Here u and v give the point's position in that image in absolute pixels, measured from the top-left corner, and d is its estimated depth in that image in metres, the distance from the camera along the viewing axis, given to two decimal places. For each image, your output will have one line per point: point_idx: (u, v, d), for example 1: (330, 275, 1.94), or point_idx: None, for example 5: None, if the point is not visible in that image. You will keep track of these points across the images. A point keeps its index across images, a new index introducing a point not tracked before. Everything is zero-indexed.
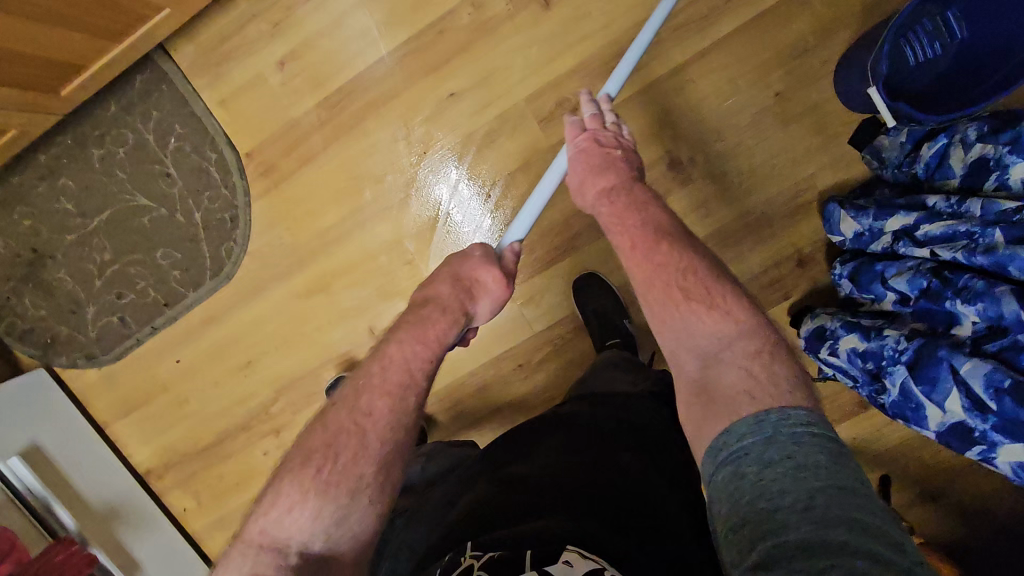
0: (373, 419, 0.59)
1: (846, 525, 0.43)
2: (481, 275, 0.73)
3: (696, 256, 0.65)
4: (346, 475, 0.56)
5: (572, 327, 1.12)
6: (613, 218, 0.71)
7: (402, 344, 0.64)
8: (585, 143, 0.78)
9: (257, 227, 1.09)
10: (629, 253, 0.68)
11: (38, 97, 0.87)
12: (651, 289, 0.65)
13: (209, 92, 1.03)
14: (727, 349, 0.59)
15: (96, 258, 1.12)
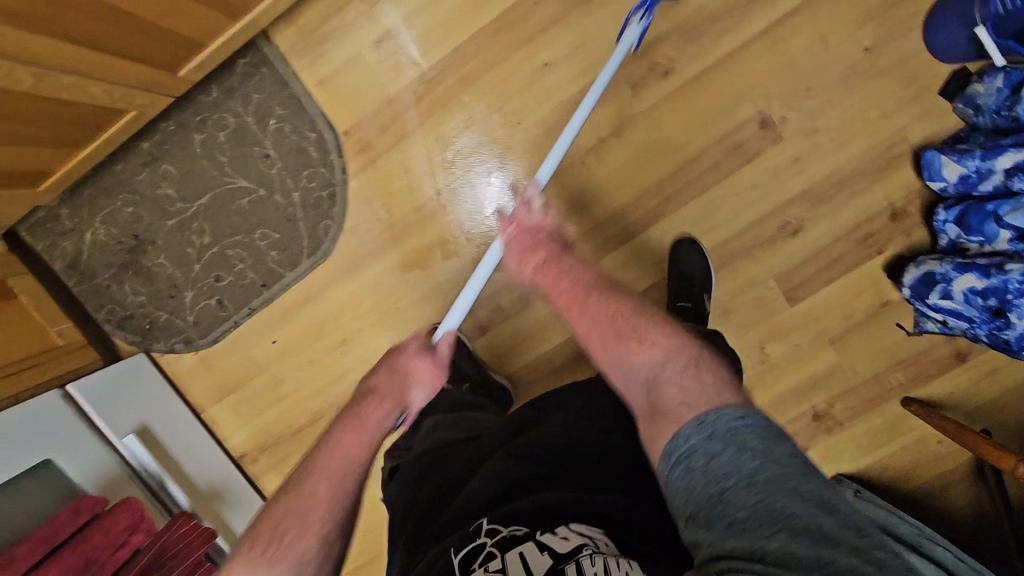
0: (316, 501, 0.64)
1: (786, 495, 0.48)
2: (413, 365, 0.81)
3: (623, 301, 0.72)
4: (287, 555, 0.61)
5: None
6: (549, 288, 0.78)
7: (341, 436, 0.70)
8: (516, 232, 0.86)
9: (354, 204, 1.11)
10: (569, 315, 0.74)
11: (160, 75, 0.90)
12: (596, 343, 0.70)
13: (308, 73, 1.07)
14: (664, 370, 0.63)
15: (195, 241, 1.14)
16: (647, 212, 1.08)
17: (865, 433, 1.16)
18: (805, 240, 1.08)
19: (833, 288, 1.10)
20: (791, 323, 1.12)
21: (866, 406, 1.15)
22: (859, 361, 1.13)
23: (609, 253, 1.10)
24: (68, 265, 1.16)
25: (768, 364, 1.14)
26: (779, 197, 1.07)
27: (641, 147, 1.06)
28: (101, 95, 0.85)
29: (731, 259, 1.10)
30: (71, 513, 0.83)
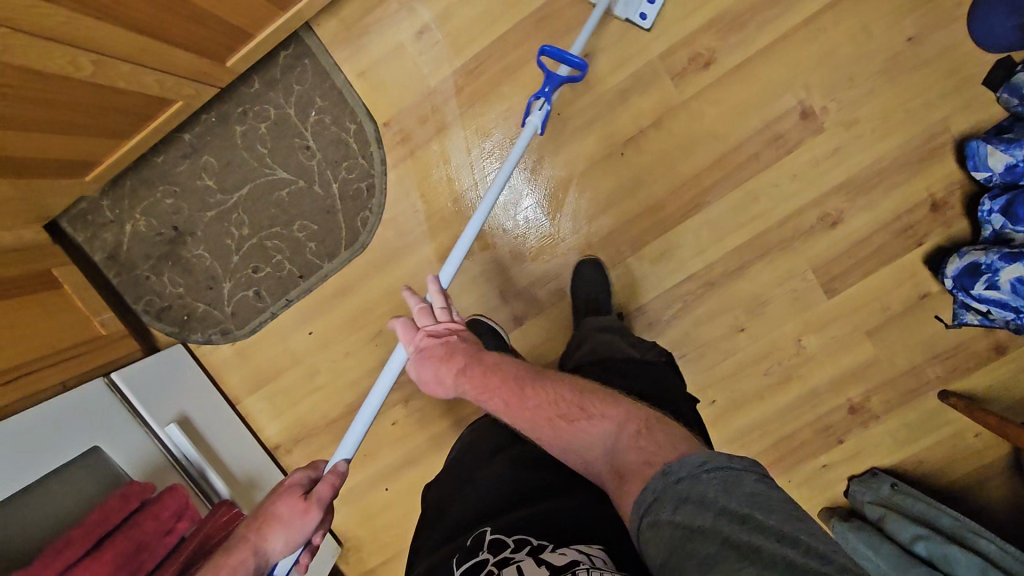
0: None
1: (755, 525, 0.44)
2: (277, 508, 0.64)
3: (558, 385, 0.65)
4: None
5: (703, 283, 1.10)
6: (479, 391, 0.68)
7: None
8: (425, 342, 0.73)
9: (392, 195, 1.12)
10: (511, 415, 0.65)
11: (208, 64, 0.91)
12: (550, 439, 0.62)
13: (350, 65, 1.08)
14: (623, 445, 0.57)
15: (234, 233, 1.15)
16: (684, 203, 1.08)
17: (900, 427, 1.13)
18: (846, 231, 1.07)
19: (872, 279, 1.08)
20: (829, 315, 1.10)
21: (902, 399, 1.12)
22: (898, 353, 1.11)
23: (647, 243, 1.10)
24: (108, 256, 1.17)
25: (807, 356, 1.12)
26: (820, 187, 1.06)
27: (680, 138, 1.06)
28: (153, 84, 0.86)
29: (771, 250, 1.08)
30: (121, 499, 0.82)
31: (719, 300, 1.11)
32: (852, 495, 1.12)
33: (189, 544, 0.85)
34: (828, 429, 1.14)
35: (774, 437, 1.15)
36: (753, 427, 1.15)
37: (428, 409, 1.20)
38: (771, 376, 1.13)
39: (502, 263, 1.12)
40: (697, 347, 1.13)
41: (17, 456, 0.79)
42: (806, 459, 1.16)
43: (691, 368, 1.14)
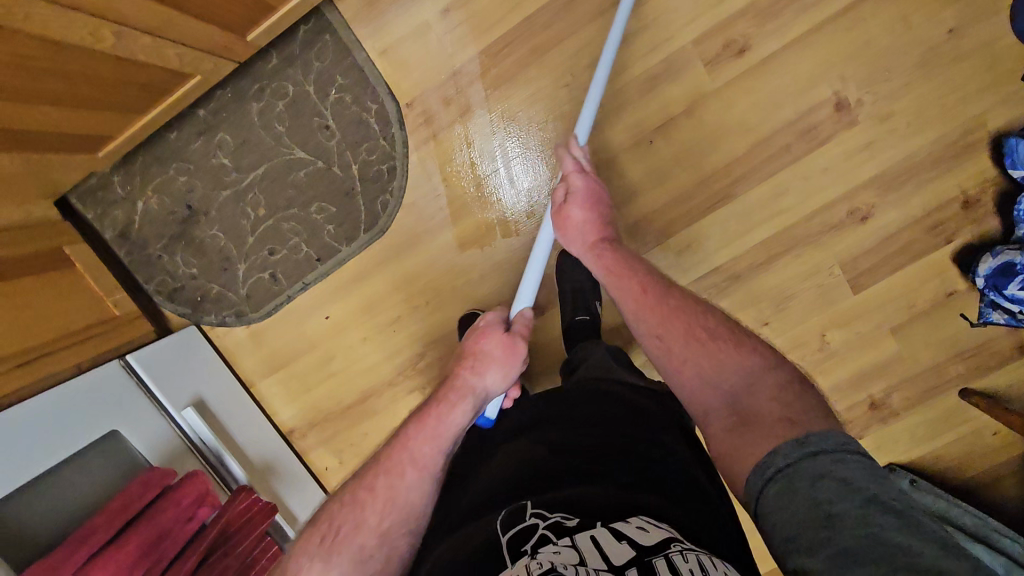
0: (391, 480, 0.67)
1: (900, 521, 0.45)
2: (486, 348, 0.81)
3: (700, 303, 0.75)
4: (349, 539, 0.64)
5: (729, 276, 1.08)
6: (617, 264, 0.83)
7: (418, 427, 0.72)
8: (581, 192, 0.90)
9: (413, 178, 1.09)
10: (640, 295, 0.77)
11: (229, 37, 0.87)
12: (672, 335, 0.72)
13: (371, 42, 1.04)
14: (765, 378, 0.63)
15: (250, 214, 1.12)
16: (712, 194, 1.06)
17: (918, 424, 1.13)
18: (875, 226, 1.05)
19: (899, 276, 1.07)
20: (854, 311, 1.09)
21: (922, 397, 1.12)
22: (919, 351, 1.10)
23: (673, 234, 1.08)
24: (119, 234, 1.14)
25: (830, 351, 1.11)
26: (852, 182, 1.03)
27: (710, 127, 1.03)
28: (173, 58, 0.82)
29: (799, 244, 1.06)
30: (141, 486, 0.80)
31: (744, 294, 1.09)
32: None
33: (211, 531, 0.84)
34: (846, 425, 1.14)
35: None
36: None
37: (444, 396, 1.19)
38: None
39: (523, 251, 1.10)
40: None
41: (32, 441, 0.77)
42: None
43: None
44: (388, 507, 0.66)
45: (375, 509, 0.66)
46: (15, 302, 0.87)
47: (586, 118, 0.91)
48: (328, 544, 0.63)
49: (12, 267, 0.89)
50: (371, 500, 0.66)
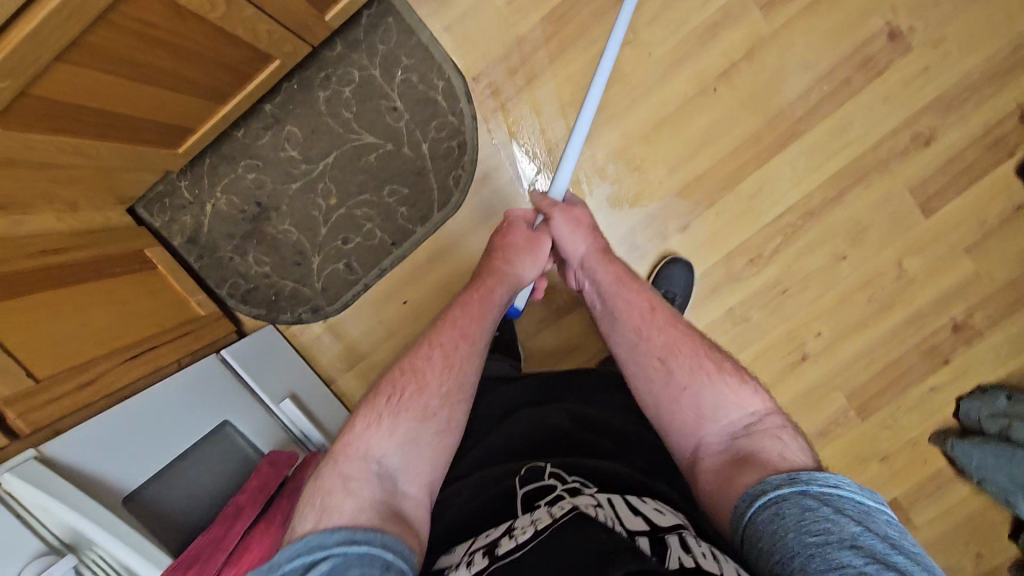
0: (446, 339, 0.68)
1: (888, 561, 0.45)
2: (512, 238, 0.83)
3: (702, 335, 0.74)
4: (415, 401, 0.62)
5: (802, 214, 1.11)
6: (625, 276, 0.81)
7: (467, 299, 0.74)
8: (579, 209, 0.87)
9: (484, 150, 1.10)
10: (648, 314, 0.76)
11: (310, 15, 0.89)
12: (676, 360, 0.70)
13: (434, 20, 1.06)
14: (763, 421, 0.64)
15: (321, 204, 1.12)
16: (779, 134, 1.08)
17: (1004, 341, 1.14)
18: (939, 148, 1.08)
19: (968, 195, 1.09)
20: (928, 236, 1.11)
21: (1004, 313, 1.13)
22: (996, 267, 1.12)
23: (744, 178, 1.10)
24: (188, 240, 1.13)
25: (908, 278, 1.13)
26: (912, 107, 1.07)
27: (772, 68, 1.07)
28: (263, 35, 0.83)
29: (869, 174, 1.09)
30: (270, 466, 0.78)
31: (819, 230, 1.11)
32: (965, 414, 1.13)
33: None
34: (934, 350, 1.15)
35: (881, 364, 1.15)
36: (859, 357, 1.15)
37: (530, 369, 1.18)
38: (875, 303, 1.14)
39: (598, 209, 1.11)
40: (799, 280, 1.13)
41: (155, 426, 0.73)
42: (913, 384, 1.16)
43: (795, 302, 1.13)
44: (447, 372, 0.66)
45: (438, 376, 0.65)
46: (113, 298, 0.85)
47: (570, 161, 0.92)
48: (392, 405, 0.61)
49: (104, 266, 0.88)
50: (432, 365, 0.66)
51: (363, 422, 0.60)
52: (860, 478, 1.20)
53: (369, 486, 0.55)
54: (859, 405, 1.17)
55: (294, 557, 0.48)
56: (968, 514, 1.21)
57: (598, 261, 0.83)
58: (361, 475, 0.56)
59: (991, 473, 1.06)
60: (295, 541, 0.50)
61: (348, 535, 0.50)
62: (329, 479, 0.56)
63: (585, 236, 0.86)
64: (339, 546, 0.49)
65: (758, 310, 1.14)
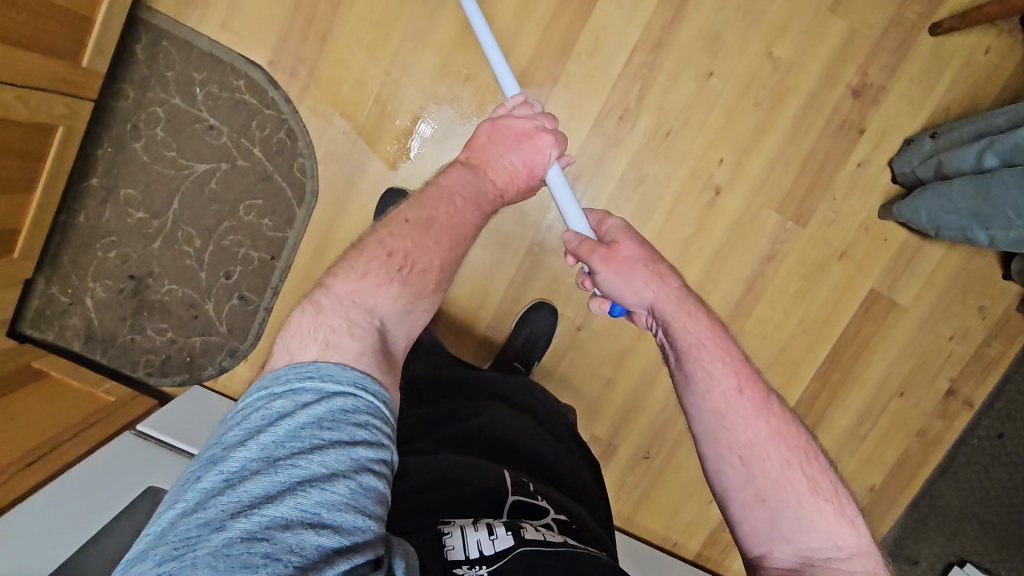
0: (451, 211, 0.67)
1: None
2: (523, 148, 0.76)
3: (798, 431, 0.61)
4: (418, 281, 0.62)
5: (650, 49, 1.04)
6: (708, 341, 0.65)
7: (454, 176, 0.72)
8: (650, 259, 0.70)
9: (314, 129, 1.05)
10: (734, 400, 0.61)
11: (62, 67, 0.85)
12: (763, 463, 0.58)
13: (206, 25, 1.01)
14: (856, 569, 0.54)
15: (190, 250, 1.08)
16: None
17: (910, 84, 1.06)
18: None
19: None
20: (784, 14, 1.03)
21: (898, 55, 1.05)
22: (869, 13, 1.04)
23: (577, 39, 1.03)
24: (86, 339, 1.10)
25: (785, 65, 1.05)
26: None
27: None
28: (15, 105, 0.80)
29: None
30: None
31: (673, 58, 1.04)
32: (900, 173, 1.06)
33: None
34: (844, 125, 1.07)
35: (799, 162, 1.08)
36: (772, 165, 1.08)
37: (462, 320, 1.14)
38: (763, 105, 1.06)
39: (448, 131, 1.05)
40: (678, 115, 1.06)
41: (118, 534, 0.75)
42: (838, 167, 1.08)
43: (683, 139, 1.07)
44: (446, 262, 0.65)
45: (437, 263, 0.64)
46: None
47: (502, 66, 0.84)
48: (399, 274, 0.61)
49: None
50: (436, 247, 0.64)
51: (372, 279, 0.59)
52: (828, 284, 1.13)
53: (370, 337, 0.56)
54: (795, 213, 1.10)
55: (308, 378, 0.48)
56: (952, 273, 1.13)
57: (674, 314, 0.66)
58: (365, 327, 0.56)
59: (944, 219, 0.96)
60: (306, 363, 0.50)
61: (357, 378, 0.50)
62: (334, 318, 0.55)
63: (649, 280, 0.69)
64: (349, 383, 0.50)
65: (651, 164, 1.07)
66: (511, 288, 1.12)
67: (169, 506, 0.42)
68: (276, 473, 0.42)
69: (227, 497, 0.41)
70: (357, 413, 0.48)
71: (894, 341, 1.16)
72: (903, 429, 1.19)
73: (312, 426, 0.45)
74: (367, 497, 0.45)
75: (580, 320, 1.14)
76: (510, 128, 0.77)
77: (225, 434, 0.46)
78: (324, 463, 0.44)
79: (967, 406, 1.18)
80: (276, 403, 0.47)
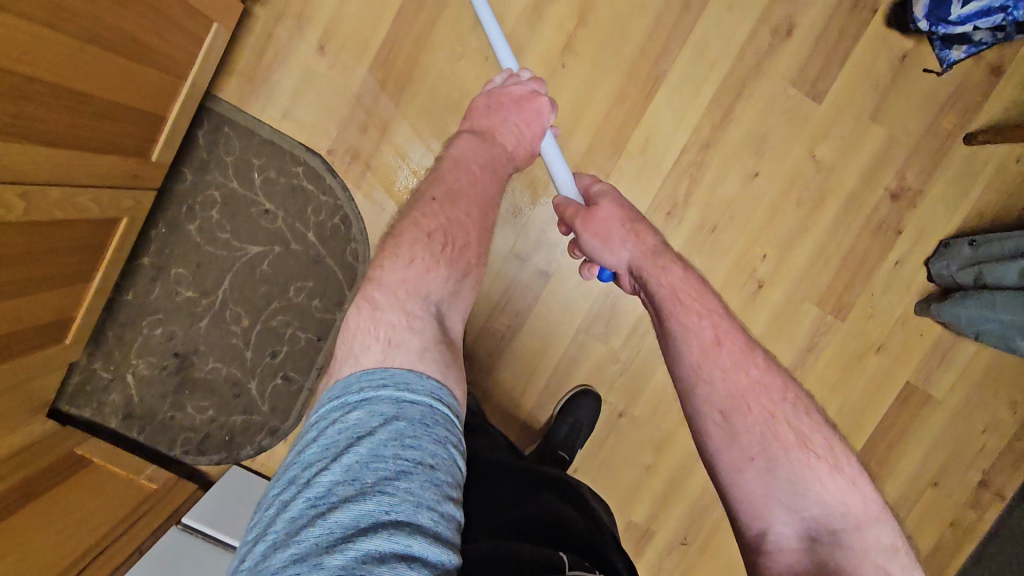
0: (473, 189, 0.71)
1: None
2: (517, 115, 0.77)
3: (785, 385, 0.63)
4: (462, 258, 0.67)
5: (698, 148, 1.07)
6: (682, 292, 0.68)
7: (465, 150, 0.75)
8: (624, 214, 0.74)
9: (368, 214, 1.07)
10: (712, 354, 0.63)
11: (133, 163, 0.86)
12: (744, 416, 0.60)
13: (268, 112, 1.04)
14: (852, 522, 0.56)
15: (236, 328, 1.08)
16: (643, 82, 1.05)
17: (945, 189, 1.10)
18: (802, 34, 1.05)
19: (849, 66, 1.06)
20: (827, 120, 1.08)
21: (934, 163, 1.09)
22: (907, 121, 1.08)
23: (628, 137, 1.06)
24: (124, 416, 1.08)
25: (827, 168, 1.09)
26: (760, 4, 1.04)
27: (609, 25, 1.04)
28: (90, 205, 0.80)
29: (744, 87, 1.06)
30: None
31: (720, 157, 1.07)
32: (937, 274, 1.09)
33: None
34: (882, 225, 1.11)
35: (839, 258, 1.11)
36: (814, 260, 1.11)
37: (503, 401, 1.14)
38: (805, 204, 1.09)
39: None
40: (724, 211, 1.09)
41: None
42: (876, 265, 1.12)
43: (728, 234, 1.09)
44: (482, 238, 0.70)
45: (474, 239, 0.69)
46: (50, 519, 0.84)
47: (500, 36, 0.81)
48: (444, 254, 0.65)
49: (37, 485, 0.87)
50: (469, 222, 0.69)
51: (421, 266, 0.63)
52: (865, 375, 1.15)
53: (425, 315, 0.60)
54: (834, 307, 1.12)
55: (382, 387, 0.49)
56: (983, 368, 1.16)
57: (649, 267, 0.70)
58: (421, 315, 0.59)
59: (985, 323, 0.99)
60: (379, 370, 0.51)
61: (435, 388, 0.51)
62: (391, 313, 0.58)
63: (624, 239, 0.72)
64: (427, 396, 0.50)
65: (696, 256, 1.10)
66: (554, 371, 1.13)
67: (264, 538, 0.42)
68: (364, 500, 0.42)
69: (319, 527, 0.40)
70: (436, 427, 0.48)
71: (928, 432, 1.18)
72: (936, 520, 1.20)
73: (393, 445, 0.45)
74: (449, 526, 0.44)
75: (622, 406, 1.14)
76: (506, 96, 0.78)
77: (306, 453, 0.47)
78: (410, 489, 0.43)
79: (999, 497, 1.20)
80: (352, 415, 0.48)
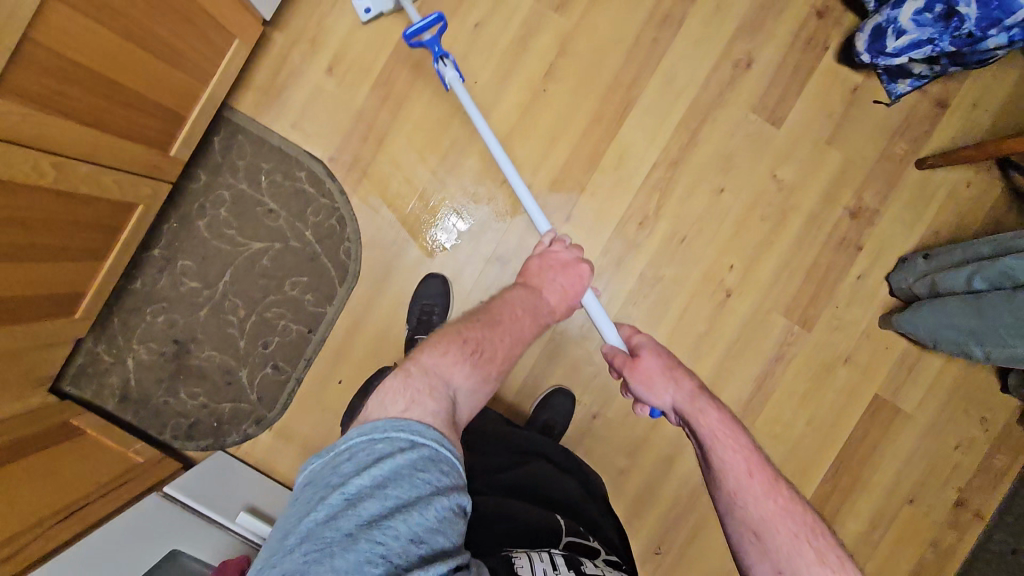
0: (512, 321, 0.76)
1: None
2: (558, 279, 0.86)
3: (809, 512, 0.64)
4: (485, 367, 0.69)
5: (668, 166, 1.16)
6: (721, 432, 0.70)
7: (516, 295, 0.81)
8: (667, 363, 0.79)
9: (362, 216, 1.16)
10: (744, 481, 0.65)
11: (153, 155, 0.96)
12: (773, 536, 0.61)
13: (279, 123, 1.15)
14: None
15: (233, 319, 1.15)
16: (617, 106, 1.16)
17: (901, 209, 1.17)
18: (760, 67, 1.17)
19: (805, 95, 1.17)
20: (787, 143, 1.17)
21: (889, 185, 1.17)
22: (861, 147, 1.17)
23: (603, 155, 1.16)
24: (120, 399, 1.14)
25: (788, 186, 1.17)
26: (721, 40, 1.17)
27: (586, 56, 1.16)
28: (111, 185, 0.90)
29: (710, 113, 1.17)
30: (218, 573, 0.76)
31: (688, 175, 1.17)
32: (898, 287, 1.15)
33: None
34: (844, 241, 1.17)
35: (803, 271, 1.17)
36: (780, 272, 1.17)
37: None
38: (769, 220, 1.17)
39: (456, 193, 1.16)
40: (692, 224, 1.17)
41: None
42: (839, 279, 1.18)
43: (697, 245, 1.17)
44: (508, 355, 0.73)
45: (502, 352, 0.72)
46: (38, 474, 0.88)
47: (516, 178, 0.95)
48: (472, 356, 0.68)
49: (31, 445, 0.92)
50: (501, 341, 0.73)
51: (451, 358, 0.67)
52: (834, 387, 1.18)
53: (449, 404, 0.62)
54: (801, 317, 1.17)
55: (403, 430, 0.54)
56: (952, 385, 1.19)
57: (691, 410, 0.73)
58: (442, 394, 0.62)
59: (941, 330, 1.04)
60: (399, 418, 0.56)
61: (438, 436, 0.56)
62: (419, 379, 0.62)
63: (667, 384, 0.77)
64: (432, 438, 0.55)
65: (667, 265, 1.17)
66: (531, 372, 1.18)
67: (303, 517, 0.49)
68: (386, 494, 0.49)
69: (350, 516, 0.47)
70: (441, 461, 0.54)
71: (900, 447, 1.19)
72: (915, 539, 1.19)
73: (410, 466, 0.52)
74: (449, 530, 0.50)
75: (597, 408, 1.18)
76: (554, 261, 0.88)
77: (339, 467, 0.52)
78: (418, 489, 0.50)
79: (977, 518, 1.19)
80: (377, 445, 0.53)
